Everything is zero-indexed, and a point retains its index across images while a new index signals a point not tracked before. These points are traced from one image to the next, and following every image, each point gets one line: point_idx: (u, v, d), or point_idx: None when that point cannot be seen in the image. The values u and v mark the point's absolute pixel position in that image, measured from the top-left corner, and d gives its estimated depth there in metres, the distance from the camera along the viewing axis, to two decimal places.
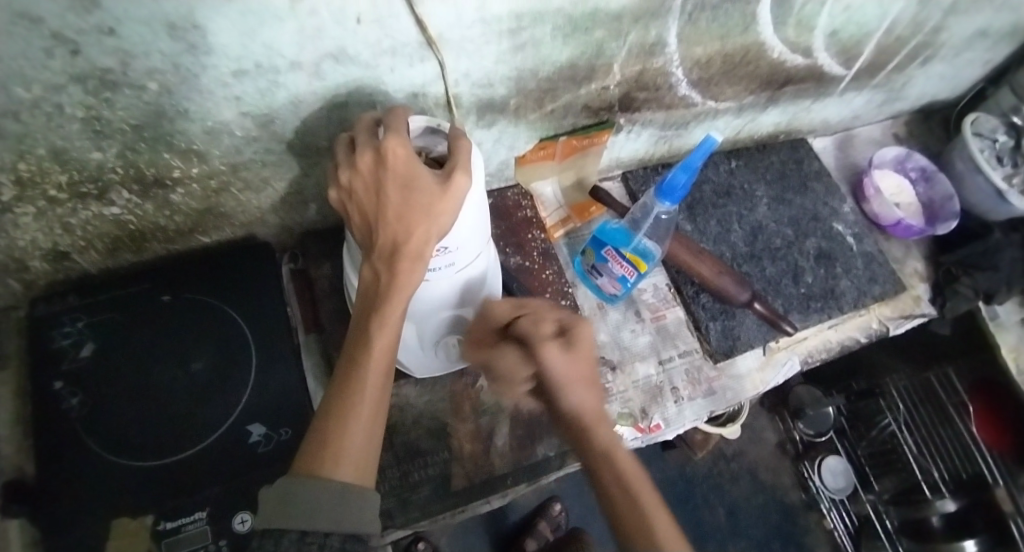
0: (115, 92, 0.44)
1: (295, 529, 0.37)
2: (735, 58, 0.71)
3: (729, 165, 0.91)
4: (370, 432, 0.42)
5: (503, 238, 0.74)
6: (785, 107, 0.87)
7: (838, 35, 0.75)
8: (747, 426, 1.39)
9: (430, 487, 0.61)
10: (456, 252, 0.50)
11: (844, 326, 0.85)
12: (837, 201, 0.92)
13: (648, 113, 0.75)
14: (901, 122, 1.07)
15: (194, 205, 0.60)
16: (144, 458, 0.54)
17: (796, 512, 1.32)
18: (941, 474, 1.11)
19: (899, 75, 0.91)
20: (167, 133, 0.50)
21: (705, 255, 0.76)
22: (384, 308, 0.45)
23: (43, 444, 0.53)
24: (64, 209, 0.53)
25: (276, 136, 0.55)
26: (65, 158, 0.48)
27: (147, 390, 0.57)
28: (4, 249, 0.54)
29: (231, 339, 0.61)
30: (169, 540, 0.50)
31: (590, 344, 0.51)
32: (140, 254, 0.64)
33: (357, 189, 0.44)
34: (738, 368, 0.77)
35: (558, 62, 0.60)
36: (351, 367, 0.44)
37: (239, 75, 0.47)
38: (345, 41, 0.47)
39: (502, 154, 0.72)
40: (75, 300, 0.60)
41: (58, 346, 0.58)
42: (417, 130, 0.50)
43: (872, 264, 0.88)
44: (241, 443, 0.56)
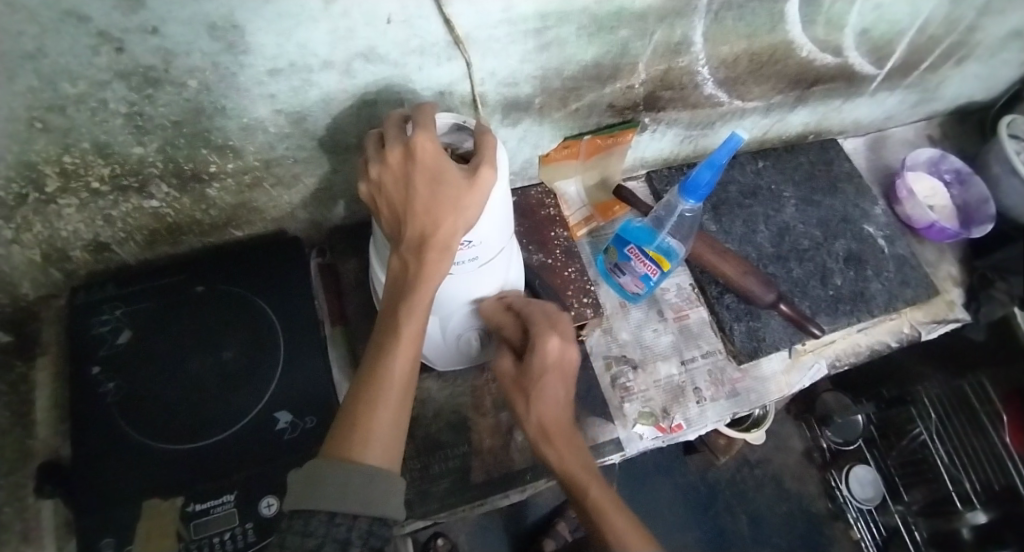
0: (157, 89, 0.46)
1: (324, 508, 0.38)
2: (762, 57, 0.70)
3: (756, 165, 0.90)
4: (398, 417, 0.43)
5: (526, 236, 0.74)
6: (813, 107, 0.86)
7: (869, 33, 0.74)
8: (772, 433, 1.36)
9: (450, 479, 0.62)
10: (481, 246, 0.51)
11: (874, 330, 0.83)
12: (867, 203, 0.90)
13: (673, 112, 0.75)
14: (935, 123, 1.04)
15: (228, 200, 0.62)
16: (175, 442, 0.56)
17: (822, 522, 1.29)
18: (973, 485, 1.09)
19: (934, 74, 0.89)
20: (204, 129, 0.52)
21: (730, 255, 0.76)
22: (411, 298, 0.46)
23: (81, 426, 0.56)
24: (105, 201, 0.56)
25: (308, 133, 0.57)
26: (108, 152, 0.51)
27: (179, 376, 0.60)
28: (48, 239, 0.57)
29: (260, 329, 0.63)
30: (197, 522, 0.52)
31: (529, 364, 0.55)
32: (175, 247, 0.66)
33: (386, 182, 0.45)
34: (763, 370, 0.76)
35: (582, 61, 0.61)
36: (379, 354, 0.45)
37: (274, 73, 0.49)
38: (376, 41, 0.49)
39: (526, 152, 0.73)
40: (112, 289, 0.63)
41: (97, 333, 0.60)
42: (445, 127, 0.51)
43: (904, 267, 0.85)
44: (268, 430, 0.57)
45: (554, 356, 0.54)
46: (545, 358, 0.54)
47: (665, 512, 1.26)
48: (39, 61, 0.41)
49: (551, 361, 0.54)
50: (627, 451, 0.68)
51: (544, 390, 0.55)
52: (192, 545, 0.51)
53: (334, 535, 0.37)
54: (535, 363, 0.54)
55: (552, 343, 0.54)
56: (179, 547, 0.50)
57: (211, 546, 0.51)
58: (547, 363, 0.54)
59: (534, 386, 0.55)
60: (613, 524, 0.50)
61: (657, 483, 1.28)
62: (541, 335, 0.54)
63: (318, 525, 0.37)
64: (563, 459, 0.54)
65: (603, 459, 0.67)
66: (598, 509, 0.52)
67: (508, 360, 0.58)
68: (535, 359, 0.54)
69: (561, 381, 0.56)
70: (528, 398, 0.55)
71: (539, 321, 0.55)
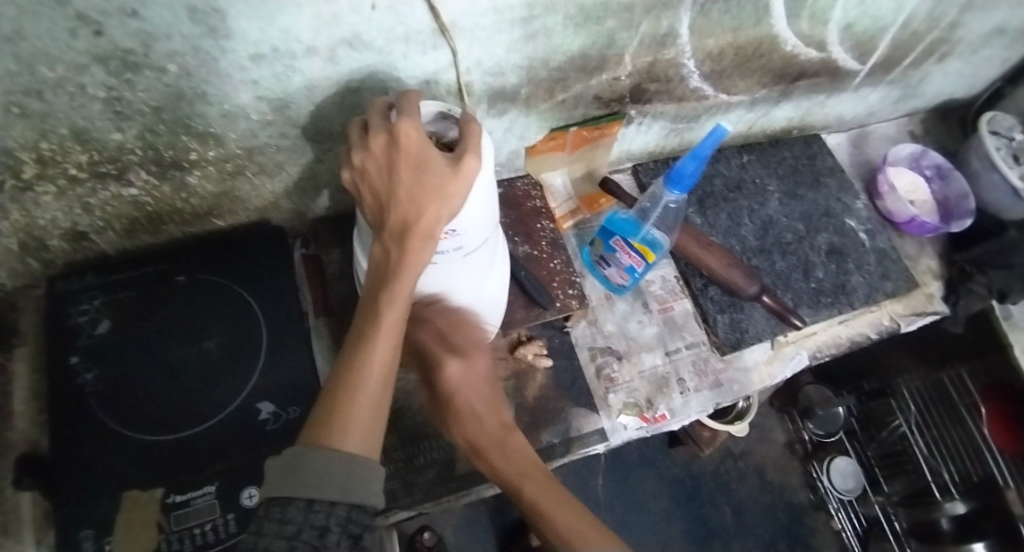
0: (137, 73, 0.46)
1: (303, 496, 0.37)
2: (747, 50, 0.71)
3: (741, 160, 0.91)
4: (378, 404, 0.43)
5: (512, 228, 0.74)
6: (797, 102, 0.87)
7: (852, 28, 0.75)
8: (755, 425, 1.38)
9: (435, 470, 0.62)
10: (465, 235, 0.51)
11: (855, 322, 0.85)
12: (850, 197, 0.91)
13: (659, 105, 0.75)
14: (916, 119, 1.06)
15: (210, 189, 0.61)
16: (156, 433, 0.56)
17: (803, 513, 1.31)
18: (952, 476, 1.11)
19: (915, 70, 0.90)
20: (186, 115, 0.51)
21: (714, 247, 0.76)
22: (392, 286, 0.45)
23: (59, 415, 0.55)
24: (84, 189, 0.55)
25: (292, 120, 0.56)
26: (87, 138, 0.50)
27: (160, 366, 0.59)
28: (24, 227, 0.56)
29: (243, 319, 0.63)
30: (177, 513, 0.51)
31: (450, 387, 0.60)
32: (157, 236, 0.65)
33: (370, 169, 0.45)
34: (746, 361, 0.77)
35: (569, 51, 0.61)
36: (360, 341, 0.45)
37: (256, 59, 0.48)
38: (360, 28, 0.48)
39: (512, 143, 0.72)
40: (92, 279, 0.62)
41: (76, 322, 0.60)
42: (430, 115, 0.50)
43: (884, 261, 0.87)
44: (251, 420, 0.57)
45: (458, 373, 0.60)
46: (449, 377, 0.60)
47: (649, 504, 1.27)
48: (15, 44, 0.40)
49: (456, 378, 0.60)
50: (611, 441, 0.69)
51: (460, 405, 0.60)
52: (173, 536, 0.50)
53: (313, 522, 0.37)
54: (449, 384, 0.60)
55: (451, 364, 0.60)
56: (159, 538, 0.50)
57: (191, 537, 0.50)
58: (454, 380, 0.60)
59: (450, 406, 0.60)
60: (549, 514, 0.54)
61: (643, 475, 1.29)
62: (441, 360, 0.60)
63: (296, 512, 0.37)
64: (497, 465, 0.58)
65: (588, 450, 0.67)
66: (530, 500, 0.55)
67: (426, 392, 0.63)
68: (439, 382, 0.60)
69: (472, 395, 0.60)
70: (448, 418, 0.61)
71: (444, 343, 0.60)
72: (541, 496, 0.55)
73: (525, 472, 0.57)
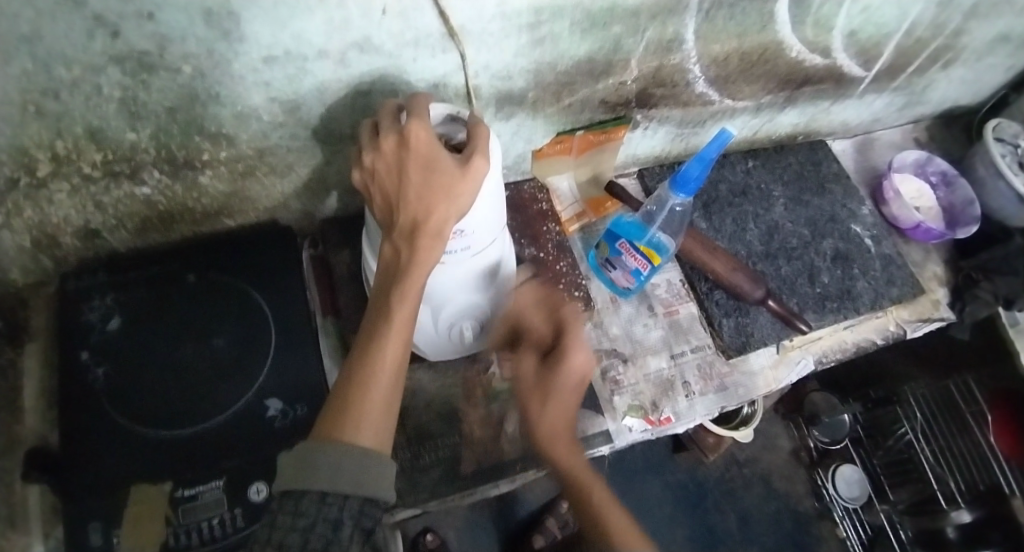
0: (152, 74, 0.47)
1: (315, 489, 0.37)
2: (753, 56, 0.71)
3: (746, 165, 0.91)
4: (389, 400, 0.43)
5: (518, 230, 0.75)
6: (803, 108, 0.87)
7: (857, 35, 0.75)
8: (760, 432, 1.37)
9: (440, 469, 0.62)
10: (473, 235, 0.51)
11: (861, 327, 0.85)
12: (855, 203, 0.91)
13: (665, 110, 0.76)
14: (922, 126, 1.06)
15: (220, 188, 0.62)
16: (165, 428, 0.56)
17: (809, 522, 1.30)
18: (958, 485, 1.10)
19: (920, 77, 0.90)
20: (198, 116, 0.52)
21: (720, 252, 0.77)
22: (402, 284, 0.46)
23: (68, 410, 0.56)
24: (97, 187, 0.56)
25: (302, 122, 0.57)
26: (101, 137, 0.51)
27: (170, 363, 0.60)
28: (38, 225, 0.57)
29: (252, 318, 0.63)
30: (185, 507, 0.52)
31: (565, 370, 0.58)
32: (167, 235, 0.66)
33: (379, 169, 0.46)
34: (751, 365, 0.77)
35: (576, 56, 0.61)
36: (371, 339, 0.45)
37: (268, 61, 0.49)
38: (370, 31, 0.49)
39: (519, 147, 0.73)
40: (103, 276, 0.63)
41: (87, 319, 0.60)
42: (437, 118, 0.51)
43: (890, 267, 0.87)
44: (259, 417, 0.57)
45: (577, 371, 0.58)
46: (571, 369, 0.58)
47: (654, 511, 1.26)
48: (34, 44, 0.41)
49: (574, 373, 0.58)
50: (616, 443, 0.69)
51: (562, 394, 0.58)
52: (179, 529, 0.51)
53: (326, 515, 0.37)
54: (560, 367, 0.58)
55: (578, 357, 0.58)
56: (166, 531, 0.51)
57: (200, 529, 0.51)
58: (571, 372, 0.58)
59: (553, 391, 0.58)
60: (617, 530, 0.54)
61: (647, 481, 1.29)
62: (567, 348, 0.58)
63: (309, 506, 0.37)
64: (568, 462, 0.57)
65: (592, 452, 0.67)
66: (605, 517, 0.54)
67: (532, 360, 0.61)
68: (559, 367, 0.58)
69: (569, 393, 0.59)
70: (543, 400, 0.58)
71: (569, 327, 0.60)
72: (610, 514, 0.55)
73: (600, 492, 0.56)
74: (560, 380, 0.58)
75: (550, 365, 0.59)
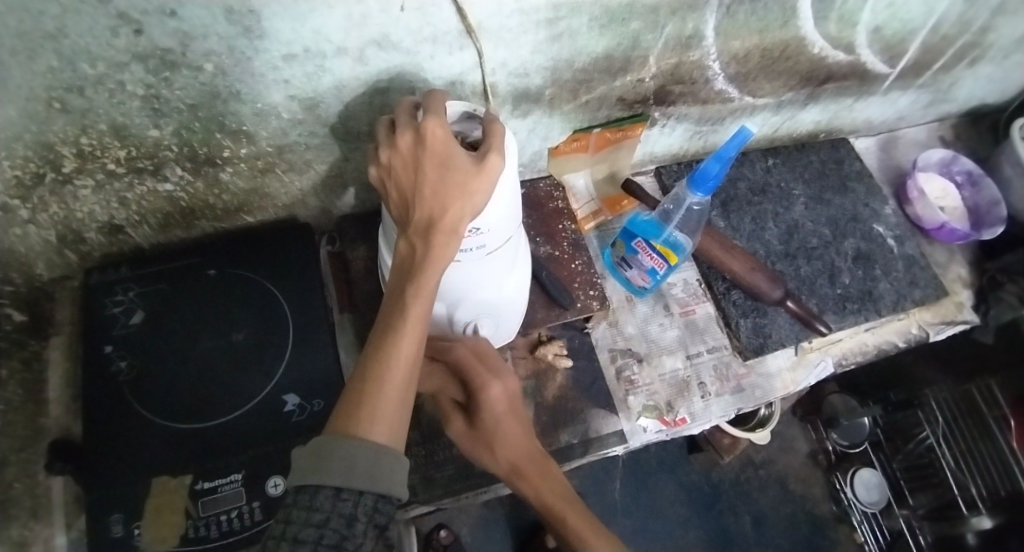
0: (175, 72, 0.47)
1: (330, 484, 0.38)
2: (774, 52, 0.70)
3: (766, 163, 0.90)
4: (403, 397, 0.43)
5: (534, 228, 0.74)
6: (825, 105, 0.86)
7: (882, 31, 0.74)
8: (777, 434, 1.36)
9: (454, 466, 0.62)
10: (489, 233, 0.51)
11: (881, 329, 0.83)
12: (878, 203, 0.90)
13: (683, 107, 0.75)
14: (948, 124, 1.03)
15: (240, 185, 0.63)
16: (183, 420, 0.57)
17: (825, 526, 1.28)
18: (980, 491, 1.08)
19: (946, 74, 0.88)
20: (220, 113, 0.53)
21: (737, 251, 0.76)
22: (416, 281, 0.46)
23: (94, 401, 0.57)
24: (121, 183, 0.57)
25: (321, 119, 0.58)
26: (125, 134, 0.52)
27: (191, 356, 0.61)
28: (63, 220, 0.58)
29: (270, 313, 0.64)
30: (206, 500, 0.53)
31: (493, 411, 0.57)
32: (189, 231, 0.67)
33: (396, 166, 0.46)
34: (768, 367, 0.76)
35: (593, 53, 0.61)
36: (386, 334, 0.45)
37: (288, 59, 0.50)
38: (388, 28, 0.49)
39: (535, 144, 0.73)
40: (127, 270, 0.64)
41: (110, 313, 0.62)
42: (455, 115, 0.51)
43: (913, 267, 0.85)
44: (277, 411, 0.58)
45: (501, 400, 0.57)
46: (495, 403, 0.56)
47: (667, 511, 1.26)
48: (59, 41, 0.42)
49: (494, 413, 0.57)
50: (631, 443, 0.69)
51: (498, 438, 0.57)
52: (200, 521, 0.52)
53: (340, 511, 0.38)
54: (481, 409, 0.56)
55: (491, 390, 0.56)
56: (187, 524, 0.52)
57: (219, 523, 0.52)
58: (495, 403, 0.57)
59: (486, 434, 0.57)
60: None
61: (660, 482, 1.28)
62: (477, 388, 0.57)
63: (324, 500, 0.38)
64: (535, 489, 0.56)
65: (606, 451, 0.67)
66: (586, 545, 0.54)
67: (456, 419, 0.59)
68: (480, 408, 0.57)
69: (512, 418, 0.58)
70: (486, 445, 0.57)
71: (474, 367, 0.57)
72: (590, 536, 0.55)
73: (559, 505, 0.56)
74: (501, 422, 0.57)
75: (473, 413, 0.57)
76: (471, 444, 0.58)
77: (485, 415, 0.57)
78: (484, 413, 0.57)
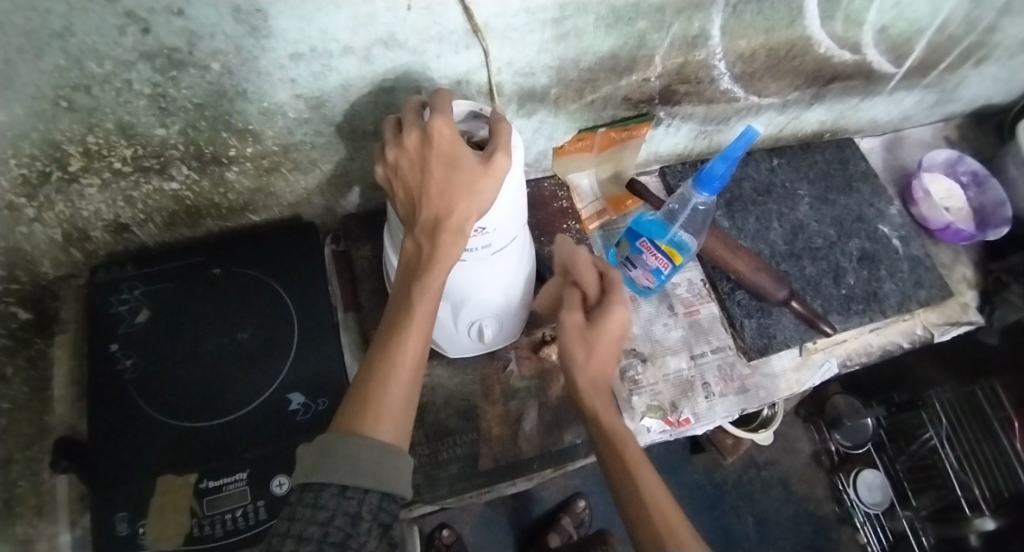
0: (181, 71, 0.47)
1: (335, 482, 0.38)
2: (780, 52, 0.70)
3: (771, 163, 0.89)
4: (409, 395, 0.43)
5: (538, 227, 0.76)
6: (830, 105, 0.86)
7: (888, 31, 0.73)
8: (780, 435, 1.36)
9: (458, 466, 0.62)
10: (494, 233, 0.51)
11: (886, 330, 0.83)
12: (883, 203, 0.89)
13: (688, 106, 0.75)
14: (953, 124, 1.03)
15: (246, 184, 0.63)
16: (187, 419, 0.57)
17: (828, 526, 1.28)
18: (983, 492, 1.07)
19: (951, 75, 0.88)
20: (226, 112, 0.53)
21: (742, 251, 0.75)
22: (423, 279, 0.46)
23: (99, 400, 0.57)
24: (127, 182, 0.57)
25: (327, 119, 0.58)
26: (131, 133, 0.52)
27: (197, 355, 0.61)
28: (69, 219, 0.59)
29: (275, 312, 0.64)
30: (211, 498, 0.53)
31: (613, 329, 0.56)
32: (194, 230, 0.67)
33: (402, 165, 0.46)
34: (773, 367, 0.76)
35: (599, 52, 0.61)
36: (392, 332, 0.45)
37: (295, 58, 0.50)
38: (395, 27, 0.49)
39: (540, 143, 0.73)
40: (132, 269, 0.65)
41: (115, 311, 0.62)
42: (461, 115, 0.51)
43: (918, 268, 0.85)
44: (282, 411, 0.58)
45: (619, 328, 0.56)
46: (614, 325, 0.56)
47: None
48: (67, 40, 0.42)
49: (613, 330, 0.56)
50: None
51: (598, 351, 0.56)
52: (206, 520, 0.52)
53: (345, 510, 0.38)
54: (599, 317, 0.56)
55: (619, 313, 0.56)
56: (192, 522, 0.52)
57: (224, 521, 0.52)
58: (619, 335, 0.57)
59: (594, 343, 0.56)
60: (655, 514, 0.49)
61: (662, 482, 1.28)
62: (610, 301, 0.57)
63: (329, 498, 0.38)
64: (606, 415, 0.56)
65: None
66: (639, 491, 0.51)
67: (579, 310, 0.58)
68: (602, 316, 0.56)
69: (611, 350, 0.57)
70: (589, 351, 0.56)
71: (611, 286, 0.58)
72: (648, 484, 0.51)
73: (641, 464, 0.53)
74: (618, 348, 0.57)
75: (596, 317, 0.57)
76: (573, 342, 0.57)
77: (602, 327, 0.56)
78: (606, 327, 0.56)
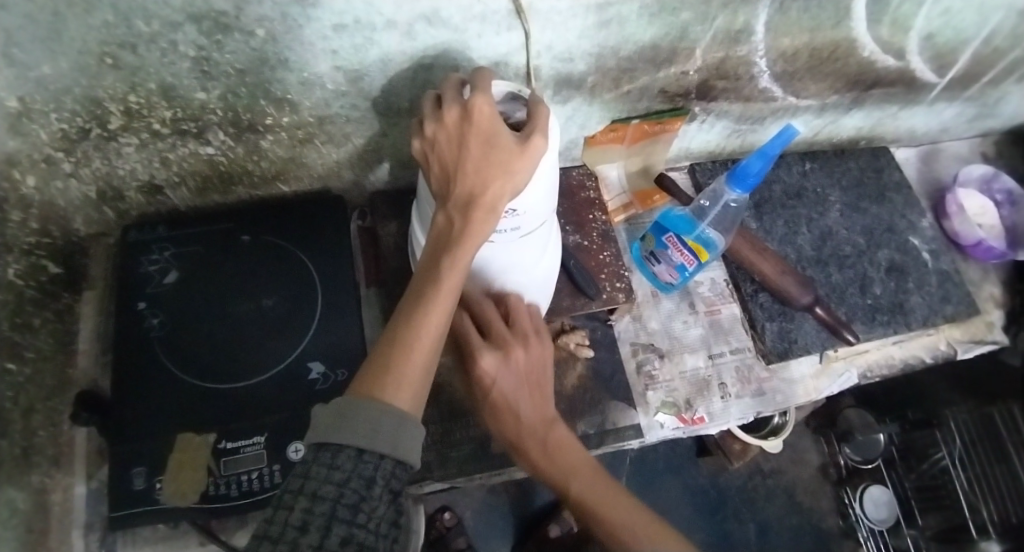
0: (226, 35, 0.48)
1: (353, 444, 0.38)
2: (823, 53, 0.69)
3: (802, 167, 0.88)
4: (427, 366, 0.43)
5: (564, 216, 0.74)
6: (869, 111, 0.84)
7: (934, 39, 0.72)
8: (788, 444, 1.34)
9: (469, 446, 0.63)
10: (524, 216, 0.51)
11: (910, 344, 0.82)
12: (915, 215, 0.88)
13: (724, 103, 0.74)
14: (991, 140, 1.00)
15: (279, 153, 0.64)
16: (209, 380, 0.58)
17: (830, 539, 1.27)
18: (990, 515, 1.07)
19: (994, 89, 0.86)
20: (266, 80, 0.53)
21: (769, 254, 0.75)
22: (451, 254, 0.46)
23: (125, 356, 0.58)
24: (164, 143, 0.58)
25: (364, 92, 0.58)
26: (172, 95, 0.53)
27: (223, 319, 0.62)
28: (106, 177, 0.60)
29: (302, 281, 0.65)
30: (227, 459, 0.54)
31: (507, 376, 0.55)
32: (225, 196, 0.68)
33: (440, 141, 0.46)
34: (791, 373, 0.75)
35: (640, 42, 0.60)
36: (416, 302, 0.45)
37: (338, 29, 0.50)
38: (439, 4, 0.49)
39: (572, 132, 0.72)
40: (163, 231, 0.66)
41: (145, 270, 0.63)
42: (500, 95, 0.51)
43: (946, 283, 0.83)
44: (301, 379, 0.59)
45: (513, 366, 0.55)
46: (500, 370, 0.54)
47: (671, 513, 1.25)
48: None
49: (505, 379, 0.55)
50: (647, 438, 0.68)
51: (501, 405, 0.56)
52: (221, 480, 0.53)
53: (362, 472, 0.38)
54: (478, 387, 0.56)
55: (487, 359, 0.54)
56: (208, 481, 0.53)
57: (238, 482, 0.53)
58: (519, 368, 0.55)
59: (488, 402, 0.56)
60: (610, 523, 0.52)
61: (665, 482, 1.28)
62: (477, 352, 0.54)
63: (345, 460, 0.37)
64: (543, 465, 0.54)
65: (622, 443, 0.67)
66: (596, 516, 0.53)
67: (463, 382, 0.61)
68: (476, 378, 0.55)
69: (532, 383, 0.56)
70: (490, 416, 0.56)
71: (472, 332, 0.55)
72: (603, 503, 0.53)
73: (592, 484, 0.54)
74: (531, 380, 0.56)
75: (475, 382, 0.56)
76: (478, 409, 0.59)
77: (491, 390, 0.55)
78: (495, 384, 0.55)
